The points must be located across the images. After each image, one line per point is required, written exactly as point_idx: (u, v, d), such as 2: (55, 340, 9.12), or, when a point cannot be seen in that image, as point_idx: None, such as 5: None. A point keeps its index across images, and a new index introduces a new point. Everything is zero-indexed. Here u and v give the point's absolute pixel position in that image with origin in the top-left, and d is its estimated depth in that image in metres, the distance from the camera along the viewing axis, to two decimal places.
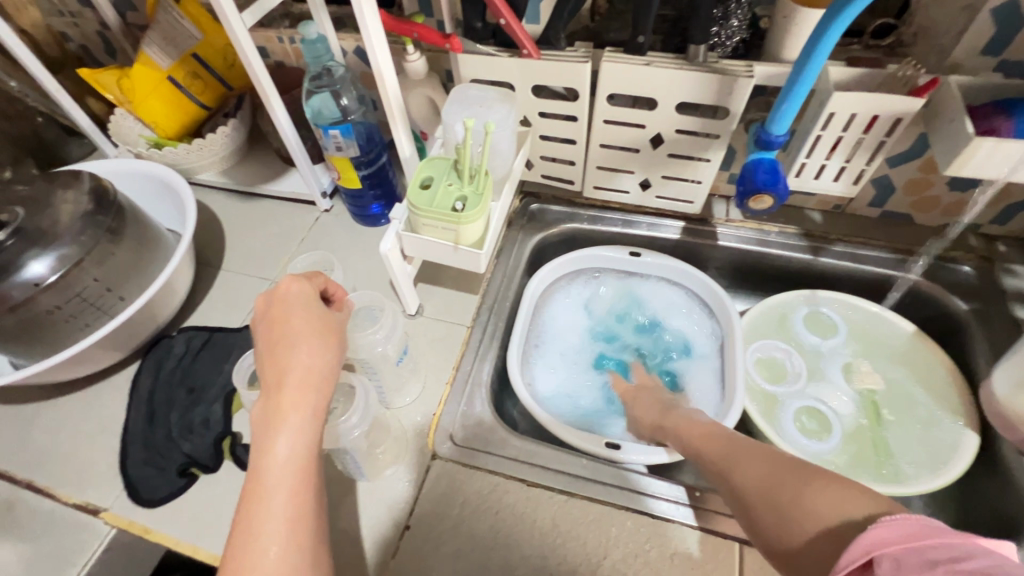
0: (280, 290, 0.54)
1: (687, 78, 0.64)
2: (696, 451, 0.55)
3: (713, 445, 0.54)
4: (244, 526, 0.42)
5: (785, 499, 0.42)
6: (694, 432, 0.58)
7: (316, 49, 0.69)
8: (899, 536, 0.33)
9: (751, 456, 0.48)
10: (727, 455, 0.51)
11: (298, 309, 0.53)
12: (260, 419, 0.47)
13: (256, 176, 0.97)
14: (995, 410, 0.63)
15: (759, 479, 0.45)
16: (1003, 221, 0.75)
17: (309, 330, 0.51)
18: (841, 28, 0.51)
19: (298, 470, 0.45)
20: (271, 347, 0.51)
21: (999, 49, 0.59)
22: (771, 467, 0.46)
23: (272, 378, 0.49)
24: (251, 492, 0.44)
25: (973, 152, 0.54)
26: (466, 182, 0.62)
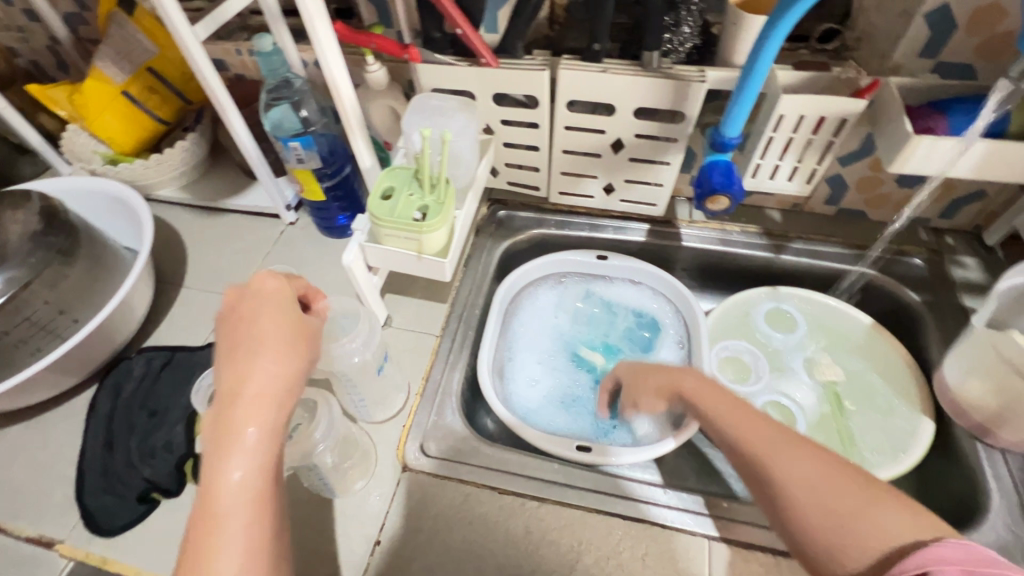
0: (252, 287, 0.52)
1: (643, 84, 0.66)
2: (720, 419, 0.51)
3: (748, 422, 0.49)
4: (194, 559, 0.40)
5: (846, 513, 0.40)
6: (719, 405, 0.52)
7: (271, 62, 0.69)
8: (963, 557, 0.33)
9: (796, 447, 0.45)
10: (767, 440, 0.47)
11: (264, 313, 0.50)
12: (216, 435, 0.44)
13: (218, 191, 0.95)
14: (949, 397, 0.66)
15: (810, 480, 0.43)
16: (950, 215, 0.79)
17: (273, 336, 0.49)
18: (783, 33, 0.53)
19: (255, 499, 0.43)
20: (233, 351, 0.48)
21: (935, 52, 0.62)
22: (821, 468, 0.43)
23: (231, 391, 0.46)
24: (203, 522, 0.41)
25: (913, 150, 0.57)
26: (427, 192, 0.62)
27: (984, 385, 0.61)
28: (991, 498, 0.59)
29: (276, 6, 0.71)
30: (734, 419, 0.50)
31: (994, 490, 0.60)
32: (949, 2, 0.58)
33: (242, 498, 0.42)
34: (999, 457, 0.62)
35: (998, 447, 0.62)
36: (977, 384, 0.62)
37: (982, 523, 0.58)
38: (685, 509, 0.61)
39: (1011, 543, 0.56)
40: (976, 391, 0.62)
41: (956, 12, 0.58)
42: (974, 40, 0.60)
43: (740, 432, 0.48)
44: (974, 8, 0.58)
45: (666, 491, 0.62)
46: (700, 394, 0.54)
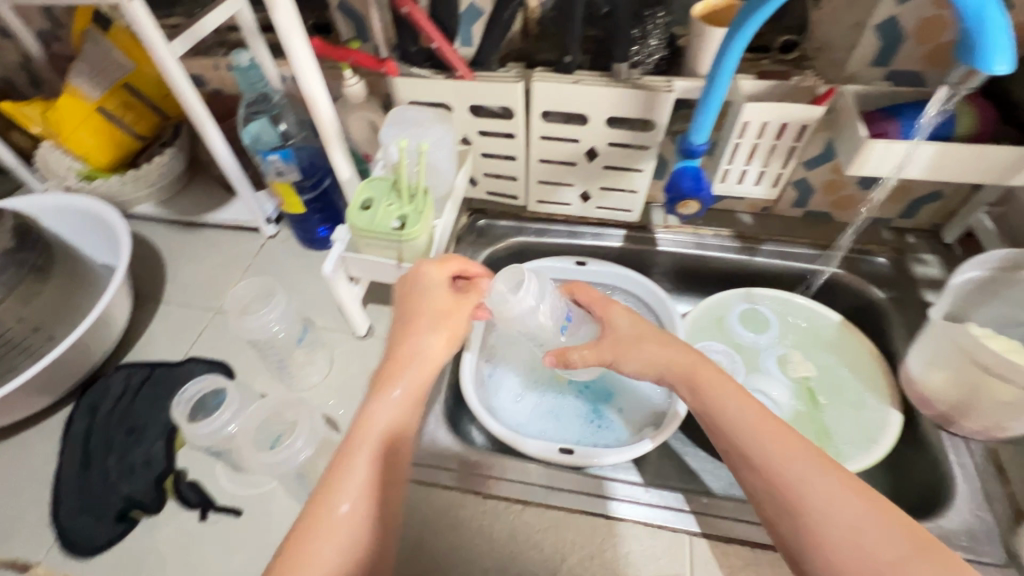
0: (446, 266, 0.62)
1: (613, 94, 0.68)
2: (745, 441, 0.49)
3: (779, 437, 0.48)
4: (318, 502, 0.46)
5: (886, 559, 0.40)
6: (749, 412, 0.51)
7: (249, 76, 0.69)
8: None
9: (829, 482, 0.44)
10: (799, 473, 0.46)
11: (422, 294, 0.60)
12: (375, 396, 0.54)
13: (196, 206, 0.95)
14: (913, 389, 0.69)
15: (848, 521, 0.42)
16: (910, 215, 0.82)
17: (440, 314, 0.59)
18: (743, 43, 0.55)
19: (379, 459, 0.49)
20: (414, 322, 0.59)
21: (886, 61, 0.66)
22: (858, 509, 0.43)
23: (408, 357, 0.57)
24: (333, 471, 0.48)
25: (869, 153, 0.60)
26: (406, 202, 0.63)
27: (945, 375, 0.64)
28: (957, 484, 0.62)
29: (253, 22, 0.72)
30: (763, 440, 0.48)
31: (958, 476, 0.62)
32: (897, 14, 0.61)
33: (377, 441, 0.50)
34: (962, 445, 0.65)
35: (961, 435, 0.65)
36: (938, 375, 0.65)
37: (949, 508, 0.60)
38: (664, 505, 0.62)
39: (976, 527, 0.59)
40: (938, 382, 0.65)
41: (903, 24, 0.62)
42: (921, 49, 0.64)
43: (770, 459, 0.47)
44: (920, 20, 0.61)
45: (646, 489, 0.63)
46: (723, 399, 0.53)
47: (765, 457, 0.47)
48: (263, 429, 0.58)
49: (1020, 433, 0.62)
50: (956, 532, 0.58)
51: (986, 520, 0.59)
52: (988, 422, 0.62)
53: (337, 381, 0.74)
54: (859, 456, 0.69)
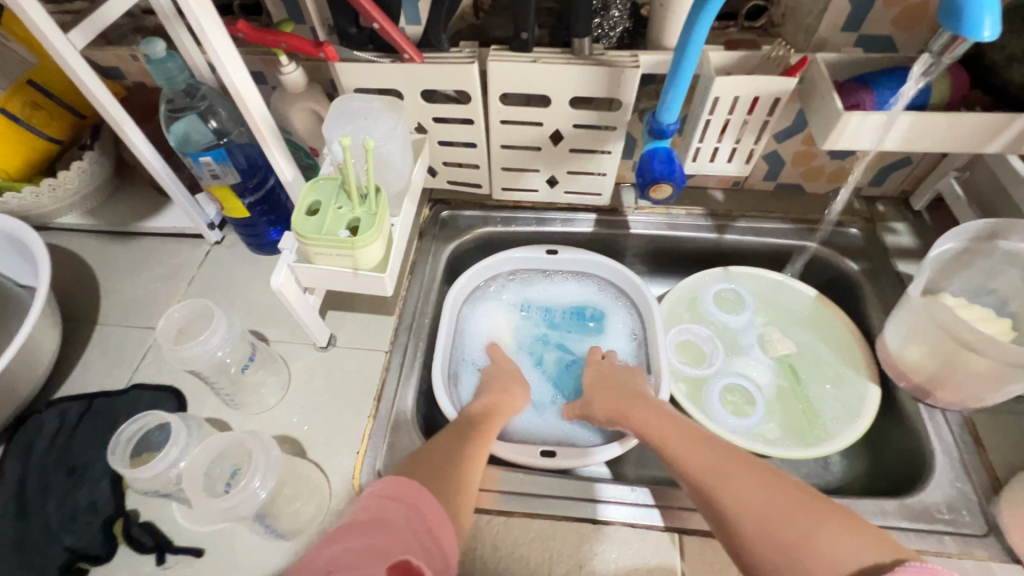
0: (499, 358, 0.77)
1: (576, 73, 0.63)
2: (672, 448, 0.54)
3: (691, 450, 0.53)
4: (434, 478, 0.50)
5: (792, 537, 0.41)
6: (667, 431, 0.56)
7: (167, 69, 0.61)
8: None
9: (742, 473, 0.48)
10: (713, 470, 0.50)
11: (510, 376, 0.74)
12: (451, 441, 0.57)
13: (128, 214, 0.86)
14: (891, 364, 0.68)
15: (754, 507, 0.45)
16: (880, 182, 0.81)
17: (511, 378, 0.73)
18: (711, 16, 0.51)
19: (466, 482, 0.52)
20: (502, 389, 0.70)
21: (857, 25, 0.63)
22: (768, 492, 0.45)
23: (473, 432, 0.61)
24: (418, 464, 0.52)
25: (844, 126, 0.57)
26: (356, 204, 0.57)
27: (923, 349, 0.63)
28: (936, 456, 0.62)
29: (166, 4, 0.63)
30: (684, 456, 0.53)
31: (937, 449, 0.62)
32: None
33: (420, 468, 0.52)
34: (939, 416, 0.65)
35: (938, 407, 0.65)
36: (915, 349, 0.64)
37: (929, 482, 0.60)
38: (651, 504, 0.61)
39: (956, 499, 0.59)
40: (915, 356, 0.64)
41: None
42: (892, 12, 0.61)
43: (694, 465, 0.51)
44: None
45: (633, 488, 0.61)
46: (648, 420, 0.59)
47: (691, 466, 0.51)
48: (219, 461, 0.54)
49: (995, 403, 0.62)
50: (938, 506, 0.58)
51: (965, 492, 0.59)
52: (963, 394, 0.61)
53: (298, 399, 0.69)
54: (843, 432, 0.69)
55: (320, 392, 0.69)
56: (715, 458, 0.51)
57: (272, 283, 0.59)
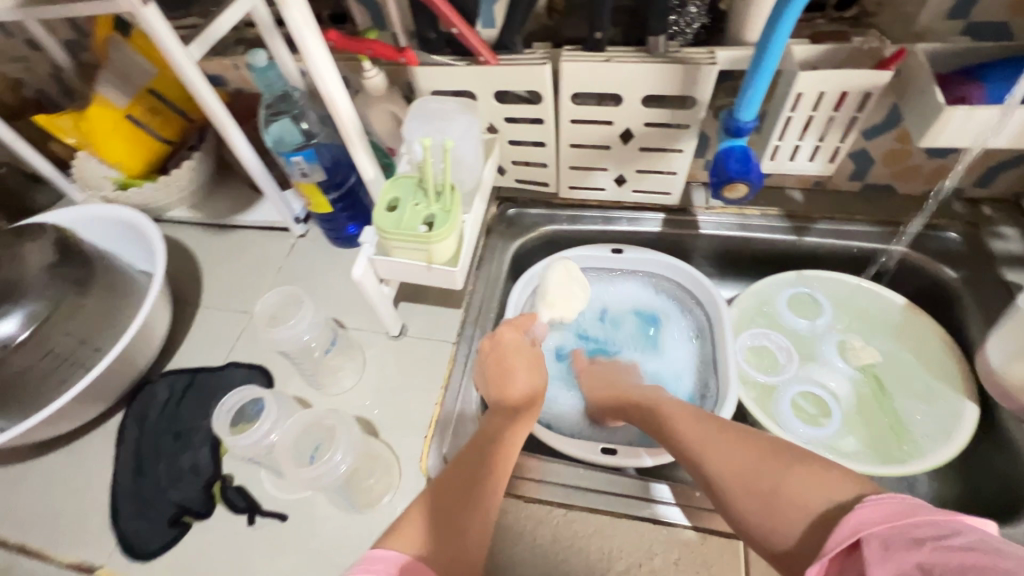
0: (511, 340, 0.70)
1: (650, 71, 0.63)
2: (666, 422, 0.59)
3: (687, 424, 0.57)
4: (421, 520, 0.50)
5: (767, 487, 0.46)
6: (670, 409, 0.60)
7: (267, 77, 0.67)
8: (883, 515, 0.38)
9: (723, 436, 0.53)
10: (700, 439, 0.54)
11: (521, 368, 0.67)
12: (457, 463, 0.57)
13: (226, 208, 0.95)
14: (992, 381, 0.62)
15: (736, 470, 0.49)
16: (987, 183, 0.74)
17: (527, 373, 0.67)
18: (799, 6, 0.49)
19: (478, 514, 0.52)
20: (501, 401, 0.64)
21: (966, 11, 0.57)
22: (746, 453, 0.50)
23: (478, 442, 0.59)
24: (421, 504, 0.52)
25: (946, 121, 0.53)
26: (432, 200, 0.60)
27: None
28: None
29: (268, 17, 0.70)
30: (678, 431, 0.57)
31: None
32: None
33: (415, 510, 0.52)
34: None
35: None
36: (1022, 366, 0.58)
37: None
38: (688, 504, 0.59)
39: None
40: (1022, 374, 0.59)
41: None
42: None
43: (686, 438, 0.56)
44: None
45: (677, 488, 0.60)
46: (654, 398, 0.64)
47: (682, 436, 0.56)
48: (306, 434, 0.59)
49: None
50: None
51: None
52: None
53: (371, 383, 0.73)
54: (931, 452, 0.64)
55: (392, 377, 0.73)
56: (704, 430, 0.55)
57: (355, 275, 0.63)
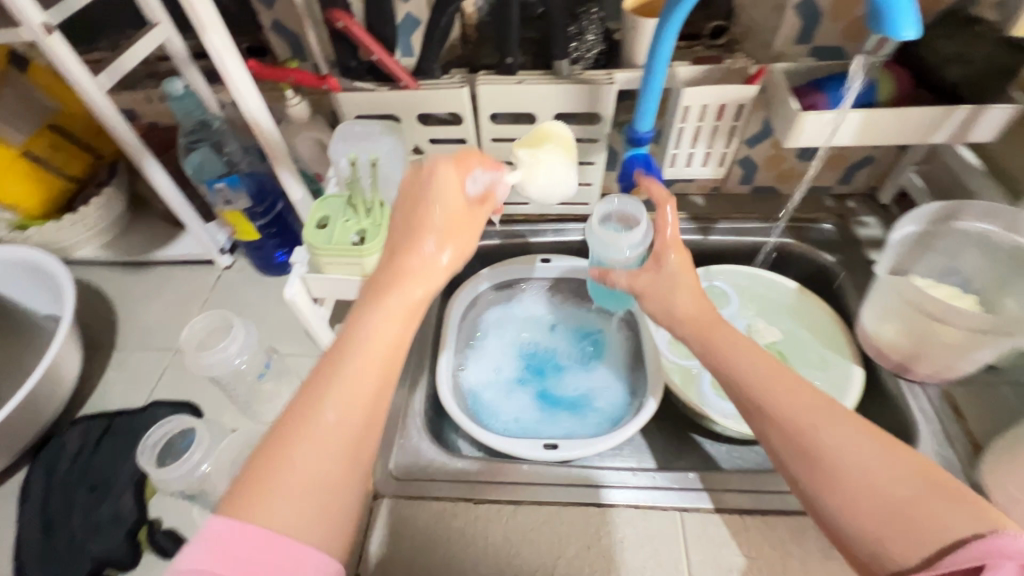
0: (431, 177, 0.49)
1: (558, 91, 0.69)
2: (756, 391, 0.46)
3: (786, 384, 0.46)
4: (273, 469, 0.37)
5: (903, 496, 0.38)
6: (753, 359, 0.48)
7: (184, 105, 0.68)
8: (1021, 549, 0.34)
9: (847, 421, 0.43)
10: (808, 411, 0.44)
11: (445, 215, 0.48)
12: (320, 369, 0.40)
13: (142, 244, 0.90)
14: (870, 344, 0.72)
15: (856, 460, 0.40)
16: (848, 180, 0.87)
17: (451, 224, 0.48)
18: (675, 29, 0.57)
19: (343, 464, 0.38)
20: (406, 254, 0.46)
21: (809, 37, 0.69)
22: (878, 451, 0.41)
23: (357, 350, 0.40)
24: (285, 432, 0.38)
25: (801, 126, 0.63)
26: (363, 216, 0.62)
27: (896, 328, 0.67)
28: (919, 427, 0.65)
29: (183, 50, 0.71)
30: (769, 387, 0.46)
31: (919, 420, 0.66)
32: None
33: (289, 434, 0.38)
34: (919, 389, 0.68)
35: (917, 381, 0.69)
36: (891, 328, 0.68)
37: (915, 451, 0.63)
38: (632, 485, 0.62)
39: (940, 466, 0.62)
40: (892, 334, 0.68)
41: (818, 2, 0.66)
42: (839, 25, 0.68)
43: (786, 408, 0.44)
44: None
45: (619, 471, 0.63)
46: (730, 344, 0.51)
47: (782, 407, 0.44)
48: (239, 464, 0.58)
49: (968, 372, 0.66)
50: None
51: (949, 459, 0.62)
52: (938, 366, 0.66)
53: None
54: None
55: None
56: (805, 397, 0.45)
57: (287, 293, 0.62)
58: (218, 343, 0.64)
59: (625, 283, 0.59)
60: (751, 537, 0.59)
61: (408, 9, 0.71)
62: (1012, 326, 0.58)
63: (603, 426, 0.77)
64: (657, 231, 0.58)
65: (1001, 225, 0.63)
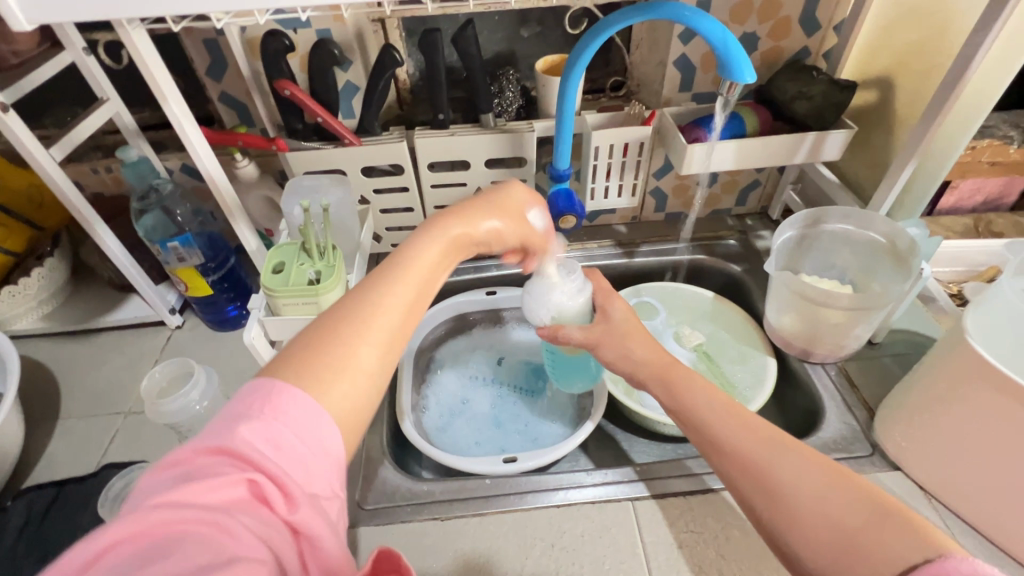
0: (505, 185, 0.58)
1: (487, 140, 0.79)
2: (715, 433, 0.51)
3: (745, 425, 0.50)
4: (337, 350, 0.40)
5: (856, 528, 0.40)
6: (714, 403, 0.54)
7: (139, 170, 0.74)
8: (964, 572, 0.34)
9: (796, 453, 0.46)
10: (764, 451, 0.47)
11: (501, 203, 0.56)
12: (371, 280, 0.44)
13: (86, 312, 0.90)
14: (777, 336, 0.83)
15: (811, 493, 0.43)
16: (743, 202, 1.01)
17: (501, 209, 0.55)
18: (575, 86, 0.69)
19: (369, 373, 0.40)
20: (461, 212, 0.53)
21: (689, 86, 0.83)
22: (832, 483, 0.43)
23: (414, 265, 0.45)
24: (333, 319, 0.41)
25: (691, 156, 0.75)
26: (317, 258, 0.68)
27: (794, 318, 0.79)
28: (825, 401, 0.75)
29: (132, 123, 0.76)
30: (730, 429, 0.50)
31: (824, 396, 0.76)
32: (685, 52, 0.79)
33: (339, 321, 0.41)
34: (821, 369, 0.79)
35: (819, 362, 0.80)
36: (789, 319, 0.80)
37: (824, 420, 0.73)
38: (588, 484, 0.67)
39: (845, 430, 0.71)
40: (790, 324, 0.80)
41: (691, 59, 0.80)
42: (710, 76, 0.82)
43: (742, 443, 0.49)
44: (702, 54, 0.80)
45: (575, 473, 0.68)
46: (692, 392, 0.56)
47: (741, 445, 0.49)
48: None
49: (855, 349, 0.78)
50: (833, 440, 0.70)
51: (852, 425, 0.72)
52: (831, 345, 0.77)
53: None
54: (754, 397, 0.81)
55: None
56: (765, 436, 0.49)
57: (246, 337, 0.65)
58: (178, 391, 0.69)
59: (579, 338, 0.65)
60: (696, 517, 0.65)
61: (348, 78, 0.80)
62: (874, 302, 0.70)
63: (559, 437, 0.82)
64: (598, 290, 0.69)
65: (855, 224, 0.77)
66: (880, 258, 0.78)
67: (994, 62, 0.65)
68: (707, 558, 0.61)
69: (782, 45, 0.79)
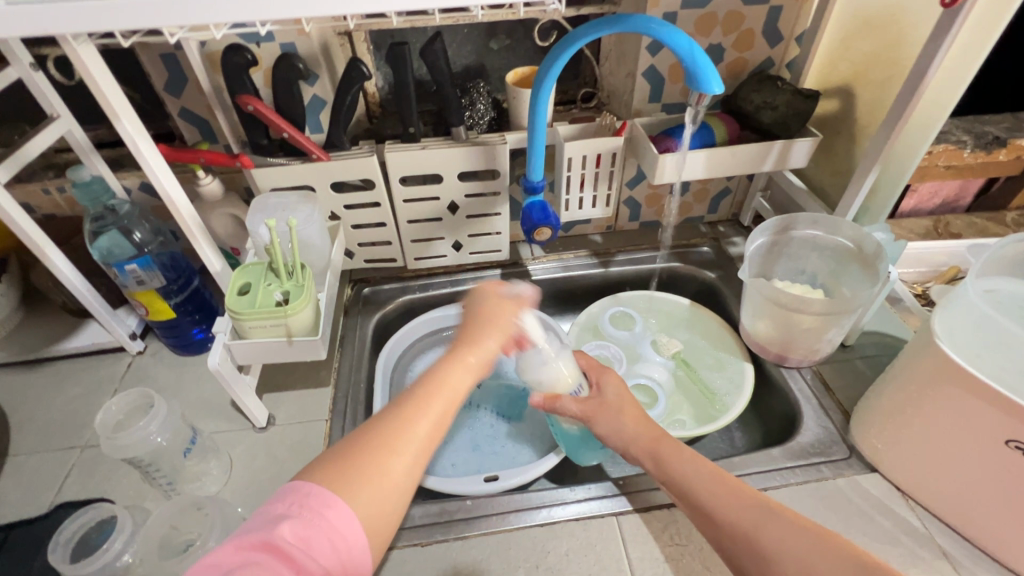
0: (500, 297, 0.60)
1: (459, 153, 0.78)
2: (703, 501, 0.51)
3: (729, 491, 0.51)
4: (372, 460, 0.43)
5: None
6: (696, 469, 0.54)
7: (92, 190, 0.70)
8: None
9: (783, 518, 0.48)
10: (750, 518, 0.49)
11: (497, 314, 0.58)
12: (396, 405, 0.47)
13: (37, 341, 0.85)
14: (752, 341, 0.84)
15: (799, 558, 0.45)
16: (715, 209, 1.03)
17: (500, 321, 0.57)
18: (546, 98, 0.69)
19: (395, 487, 0.43)
20: (468, 335, 0.55)
21: (658, 97, 0.84)
22: (820, 554, 0.45)
23: (433, 387, 0.49)
24: (363, 442, 0.44)
25: (662, 166, 0.76)
26: (285, 278, 0.65)
27: (768, 324, 0.80)
28: (801, 405, 0.76)
29: (85, 140, 0.72)
30: (714, 496, 0.51)
31: (801, 400, 0.76)
32: (654, 63, 0.80)
33: (368, 444, 0.44)
34: (797, 373, 0.80)
35: (794, 367, 0.81)
36: (763, 325, 0.81)
37: (802, 424, 0.73)
38: (572, 500, 0.66)
39: (823, 434, 0.72)
40: (764, 329, 0.81)
41: (660, 70, 0.81)
42: (678, 86, 0.84)
43: (729, 511, 0.50)
44: (670, 65, 0.81)
45: (559, 490, 0.67)
46: (672, 456, 0.56)
47: (728, 513, 0.49)
48: (164, 546, 0.57)
49: (828, 352, 0.79)
50: (811, 444, 0.71)
51: (829, 428, 0.73)
52: (805, 349, 0.78)
53: (241, 482, 0.69)
54: (732, 404, 0.81)
55: (263, 469, 0.70)
56: (749, 502, 0.50)
57: (210, 366, 0.63)
58: (136, 424, 0.65)
59: (576, 411, 0.63)
60: (682, 530, 0.64)
61: (315, 92, 0.78)
62: (845, 306, 0.71)
63: (539, 452, 0.80)
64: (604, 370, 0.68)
65: (824, 230, 0.79)
66: (849, 262, 0.79)
67: (948, 71, 0.67)
68: (692, 570, 0.60)
69: (746, 56, 0.81)
